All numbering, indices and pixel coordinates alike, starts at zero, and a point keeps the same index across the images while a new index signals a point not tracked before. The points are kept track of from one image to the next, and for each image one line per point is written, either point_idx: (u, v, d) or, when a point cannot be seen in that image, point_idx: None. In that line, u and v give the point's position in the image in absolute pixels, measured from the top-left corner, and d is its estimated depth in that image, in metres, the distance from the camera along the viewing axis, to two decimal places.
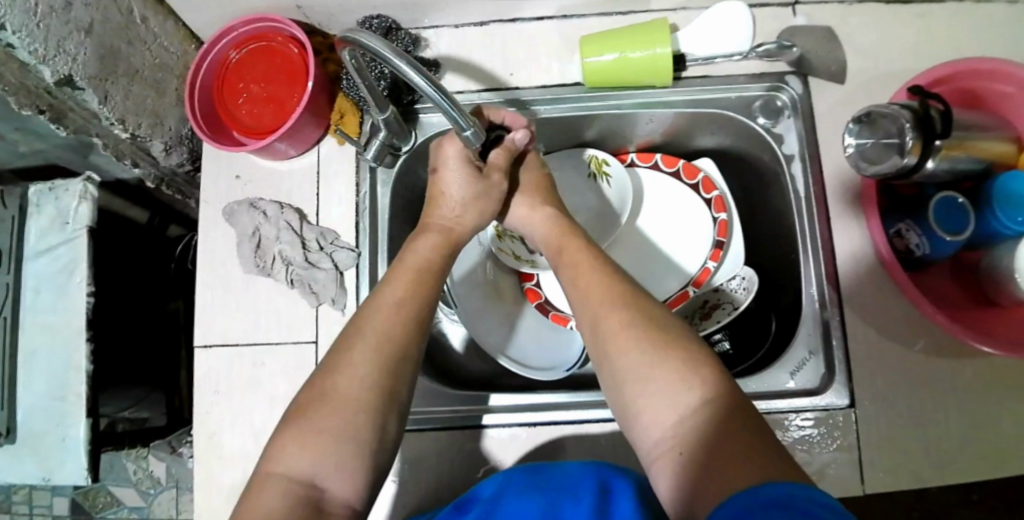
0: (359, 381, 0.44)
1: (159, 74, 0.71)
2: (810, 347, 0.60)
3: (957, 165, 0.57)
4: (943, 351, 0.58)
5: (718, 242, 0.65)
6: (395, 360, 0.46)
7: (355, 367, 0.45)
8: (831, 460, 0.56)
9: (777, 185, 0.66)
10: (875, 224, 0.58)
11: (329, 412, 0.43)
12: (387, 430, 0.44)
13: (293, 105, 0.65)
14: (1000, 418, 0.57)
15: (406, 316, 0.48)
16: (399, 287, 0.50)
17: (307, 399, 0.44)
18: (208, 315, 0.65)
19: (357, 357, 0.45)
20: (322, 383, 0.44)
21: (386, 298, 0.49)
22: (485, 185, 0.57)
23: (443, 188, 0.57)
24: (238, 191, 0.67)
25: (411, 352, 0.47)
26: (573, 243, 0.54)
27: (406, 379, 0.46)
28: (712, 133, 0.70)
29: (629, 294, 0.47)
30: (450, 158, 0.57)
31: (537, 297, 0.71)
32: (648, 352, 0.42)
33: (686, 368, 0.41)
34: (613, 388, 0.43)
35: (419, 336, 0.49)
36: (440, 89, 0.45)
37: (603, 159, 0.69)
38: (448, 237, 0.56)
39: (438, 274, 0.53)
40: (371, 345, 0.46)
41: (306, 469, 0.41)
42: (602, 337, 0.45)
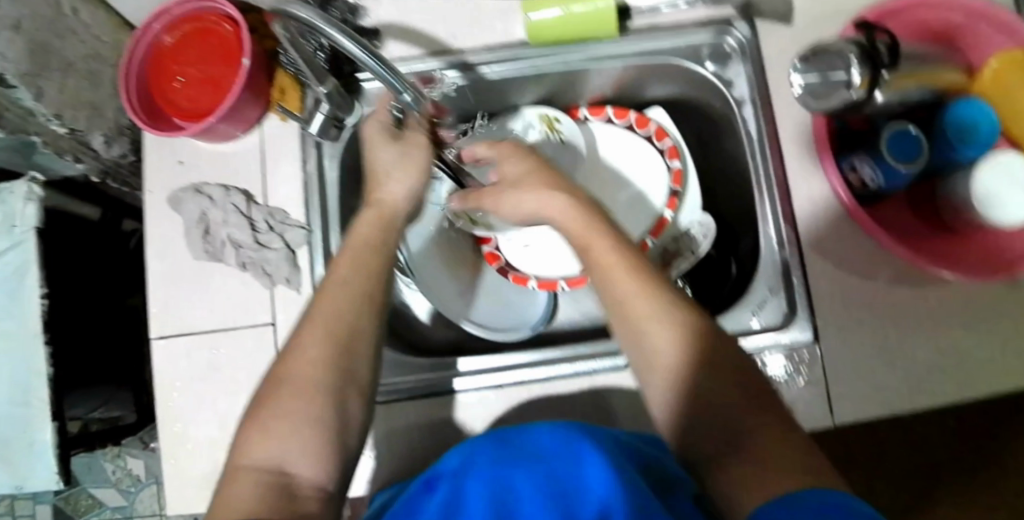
0: (313, 364, 0.44)
1: (93, 64, 0.69)
2: (771, 287, 0.61)
3: (908, 96, 0.57)
4: (904, 281, 0.58)
5: (674, 191, 0.63)
6: (352, 336, 0.46)
7: (310, 349, 0.45)
8: (799, 397, 0.56)
9: (729, 132, 0.66)
10: (830, 167, 0.57)
11: (288, 397, 0.43)
12: (350, 407, 0.44)
13: (231, 84, 0.63)
14: (964, 341, 0.57)
15: (354, 292, 0.48)
16: (345, 265, 0.49)
17: (265, 389, 0.44)
18: (163, 305, 0.63)
19: (310, 339, 0.45)
20: (279, 371, 0.45)
21: (332, 279, 0.49)
22: (404, 146, 0.55)
23: (375, 162, 0.56)
24: (183, 177, 0.65)
25: (365, 327, 0.47)
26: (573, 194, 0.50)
27: (363, 356, 0.46)
28: (663, 84, 0.69)
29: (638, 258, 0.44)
30: (373, 136, 0.56)
31: (497, 260, 0.66)
32: (670, 322, 0.40)
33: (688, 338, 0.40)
34: (628, 346, 0.42)
35: (373, 312, 0.48)
36: (384, 63, 0.46)
37: (554, 116, 0.66)
38: (385, 209, 0.54)
39: (383, 247, 0.52)
40: (321, 326, 0.46)
41: (274, 455, 0.40)
42: (620, 299, 0.43)
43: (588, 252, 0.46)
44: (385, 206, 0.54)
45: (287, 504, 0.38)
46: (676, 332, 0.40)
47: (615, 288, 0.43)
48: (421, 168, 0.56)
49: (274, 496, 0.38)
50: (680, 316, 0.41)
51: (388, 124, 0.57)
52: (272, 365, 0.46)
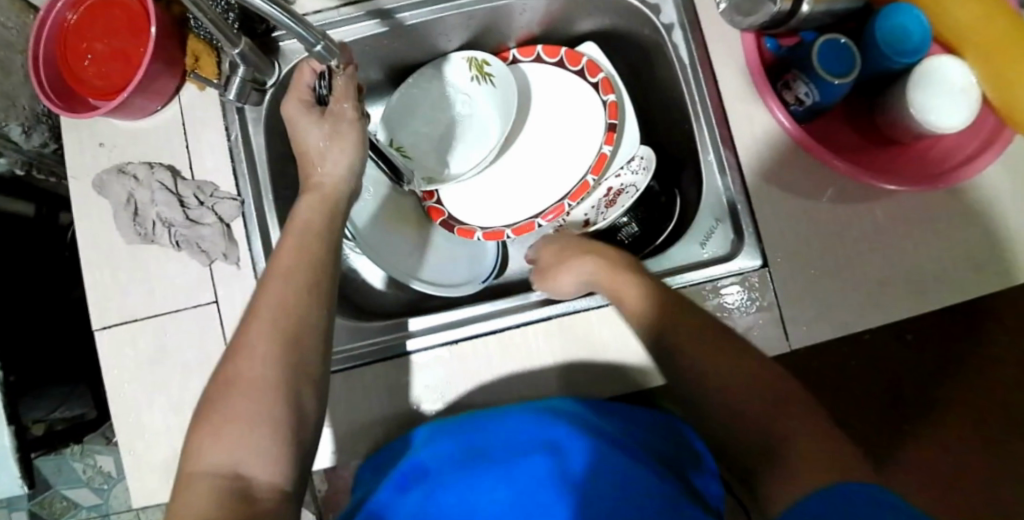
0: (264, 362, 0.42)
1: (1, 52, 0.66)
2: (717, 216, 0.60)
3: (835, 5, 0.55)
4: (847, 196, 0.58)
5: (610, 125, 0.59)
6: (299, 328, 0.45)
7: (255, 346, 0.43)
8: (754, 323, 0.56)
9: (660, 59, 0.63)
10: (772, 100, 0.56)
11: (237, 400, 0.40)
12: (305, 400, 0.43)
13: (142, 56, 0.61)
14: (909, 249, 0.57)
15: (300, 284, 0.46)
16: (289, 257, 0.48)
17: (212, 395, 0.41)
18: (102, 295, 0.62)
19: (255, 335, 0.43)
20: (226, 375, 0.42)
21: (276, 273, 0.47)
22: (332, 120, 0.54)
23: (303, 145, 0.54)
24: (105, 159, 0.63)
25: (313, 320, 0.46)
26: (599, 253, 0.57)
27: (313, 349, 0.45)
28: (592, 15, 0.65)
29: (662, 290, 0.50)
30: (295, 117, 0.55)
31: (440, 215, 0.63)
32: (702, 333, 0.45)
33: (660, 303, 0.48)
34: (664, 357, 0.46)
35: (319, 303, 0.47)
36: (286, 10, 0.42)
37: (482, 59, 0.63)
38: (328, 193, 0.53)
39: (327, 236, 0.50)
40: (267, 325, 0.44)
41: (228, 458, 0.38)
42: (655, 317, 0.47)
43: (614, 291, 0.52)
44: (328, 190, 0.53)
45: (242, 507, 0.36)
46: (645, 299, 0.49)
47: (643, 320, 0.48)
48: (355, 143, 0.54)
49: (229, 500, 0.36)
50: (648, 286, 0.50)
51: (310, 102, 0.55)
52: (217, 368, 0.44)
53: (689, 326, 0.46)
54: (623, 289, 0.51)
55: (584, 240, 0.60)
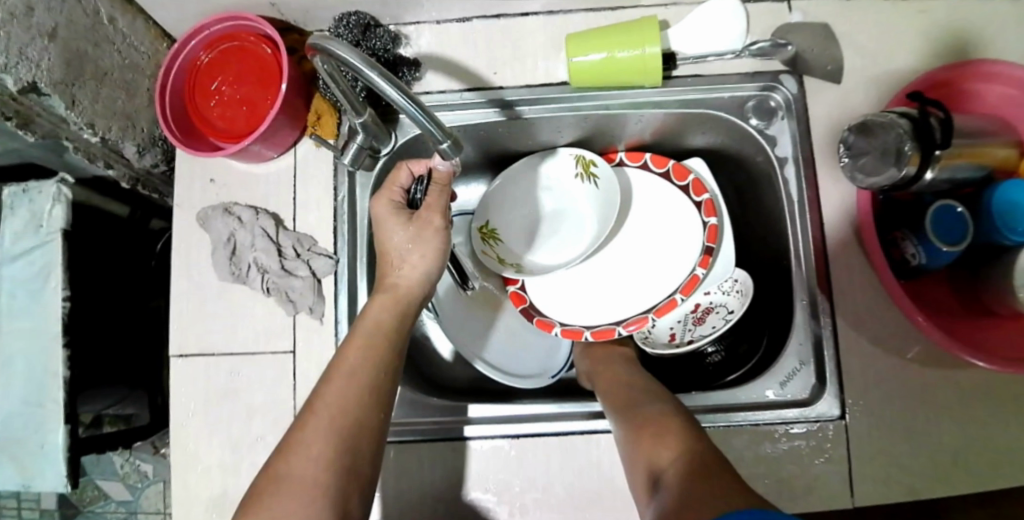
0: (314, 463, 0.41)
1: (130, 75, 0.68)
2: (801, 358, 0.59)
3: (957, 174, 0.55)
4: (935, 361, 0.57)
5: (708, 248, 0.64)
6: (353, 430, 0.44)
7: (309, 444, 0.42)
8: (820, 473, 0.55)
9: (769, 186, 0.65)
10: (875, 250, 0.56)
11: (284, 499, 0.39)
12: (351, 508, 0.41)
13: (267, 109, 0.62)
14: (993, 428, 0.56)
15: (364, 383, 0.46)
16: (355, 354, 0.47)
17: (261, 486, 0.41)
18: (183, 325, 0.63)
19: (309, 433, 0.43)
20: (278, 466, 0.42)
21: (342, 366, 0.47)
22: (416, 225, 0.54)
23: (387, 244, 0.55)
24: (213, 195, 0.65)
25: (369, 422, 0.45)
26: (630, 377, 0.58)
27: (366, 453, 0.44)
28: (704, 133, 0.68)
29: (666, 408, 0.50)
30: (383, 215, 0.55)
31: (523, 302, 0.68)
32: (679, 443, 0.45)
33: (683, 437, 0.45)
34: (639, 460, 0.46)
35: (380, 405, 0.46)
36: (422, 108, 0.43)
37: (590, 159, 0.67)
38: (400, 293, 0.53)
39: (395, 336, 0.50)
40: (325, 421, 0.43)
41: None
42: (639, 425, 0.48)
43: (619, 404, 0.53)
44: (402, 289, 0.53)
45: None
46: (673, 442, 0.45)
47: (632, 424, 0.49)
48: (438, 253, 0.55)
49: None
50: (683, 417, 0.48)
51: (399, 203, 0.56)
52: (268, 460, 0.43)
53: (720, 471, 0.41)
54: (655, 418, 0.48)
55: (624, 362, 0.63)
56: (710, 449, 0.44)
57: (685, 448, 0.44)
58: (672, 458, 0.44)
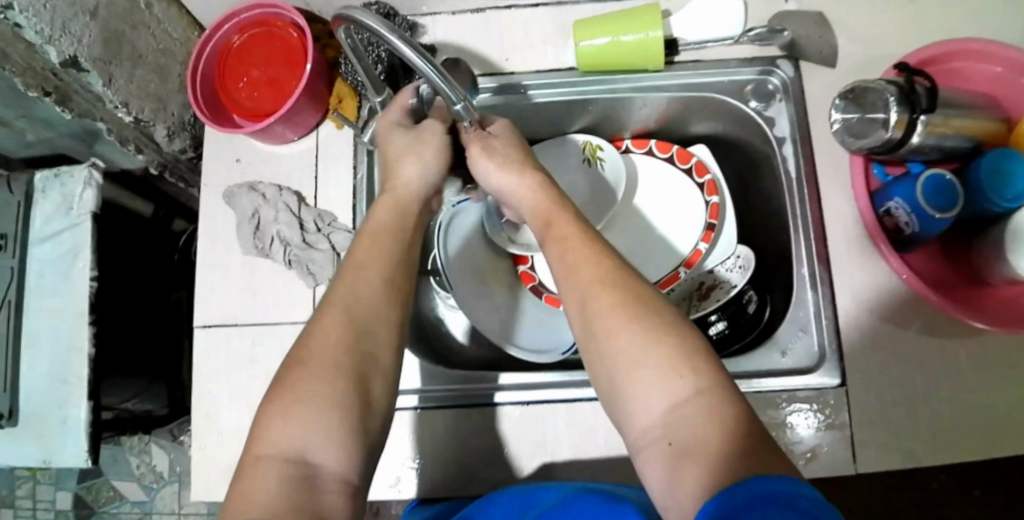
0: (333, 347, 0.43)
1: (163, 60, 0.72)
2: (801, 326, 0.62)
3: (944, 141, 0.58)
4: (934, 329, 0.59)
5: (710, 224, 0.69)
6: (367, 319, 0.45)
7: (328, 333, 0.44)
8: (823, 441, 0.57)
9: (769, 167, 0.69)
10: (886, 246, 0.57)
11: (307, 379, 0.41)
12: (370, 391, 0.43)
13: (292, 88, 0.65)
14: (990, 393, 0.57)
15: (374, 277, 0.48)
16: (364, 257, 0.49)
17: (286, 371, 0.43)
18: (208, 297, 0.66)
19: (326, 324, 0.44)
20: (300, 352, 0.43)
21: (354, 263, 0.49)
22: (417, 131, 0.56)
23: (389, 151, 0.57)
24: (239, 174, 0.69)
25: (384, 311, 0.47)
26: (560, 218, 0.47)
27: (384, 337, 0.46)
28: (705, 120, 0.72)
29: (619, 273, 0.41)
30: (386, 130, 0.58)
31: (532, 279, 0.76)
32: (643, 336, 0.37)
33: (645, 324, 0.38)
34: (595, 360, 0.39)
35: (393, 298, 0.48)
36: (437, 69, 0.46)
37: (597, 144, 0.72)
38: (398, 196, 0.54)
39: (400, 235, 0.52)
40: (340, 312, 0.45)
41: (294, 442, 0.38)
42: (591, 314, 0.40)
43: (561, 268, 0.44)
44: (398, 192, 0.54)
45: (308, 496, 0.36)
46: (636, 329, 0.38)
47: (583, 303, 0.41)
48: (434, 155, 0.56)
49: (295, 485, 0.36)
50: (674, 336, 0.37)
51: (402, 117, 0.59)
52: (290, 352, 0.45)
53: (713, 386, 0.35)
54: (629, 359, 0.37)
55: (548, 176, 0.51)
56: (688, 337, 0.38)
57: (651, 338, 0.37)
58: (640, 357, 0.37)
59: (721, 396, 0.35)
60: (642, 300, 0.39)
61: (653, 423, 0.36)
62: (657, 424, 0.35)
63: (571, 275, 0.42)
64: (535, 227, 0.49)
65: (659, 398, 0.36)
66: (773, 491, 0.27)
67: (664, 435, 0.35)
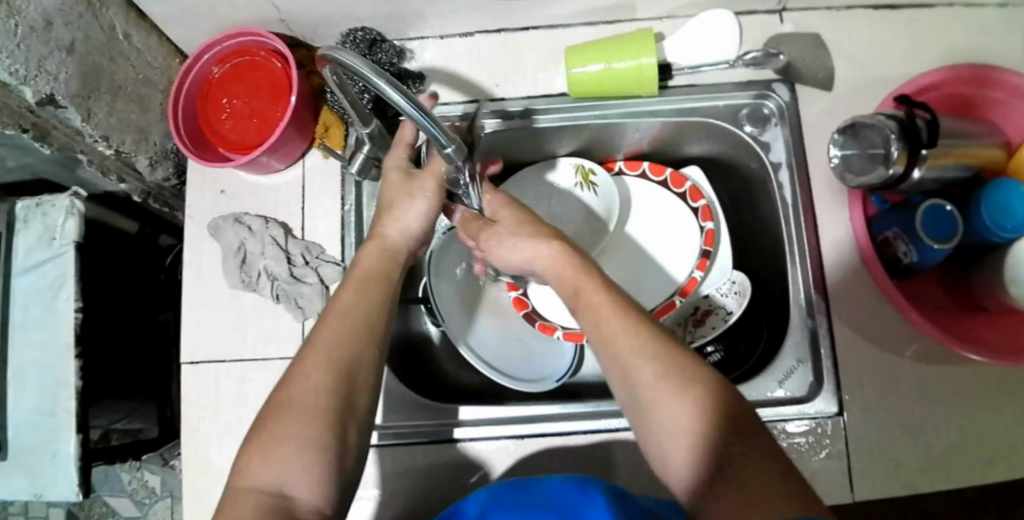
0: (312, 387, 0.42)
1: (143, 89, 0.70)
2: (799, 356, 0.61)
3: (945, 173, 0.57)
4: (933, 359, 0.58)
5: (705, 251, 0.67)
6: (351, 360, 0.44)
7: (310, 374, 0.43)
8: (821, 469, 0.56)
9: (765, 192, 0.67)
10: (860, 224, 0.59)
11: (286, 423, 0.40)
12: (350, 432, 0.42)
13: (277, 120, 0.64)
14: (993, 423, 0.57)
15: (359, 321, 0.46)
16: (350, 297, 0.48)
17: (266, 414, 0.42)
18: (195, 332, 0.64)
19: (309, 365, 0.43)
20: (281, 395, 0.43)
21: (336, 307, 0.47)
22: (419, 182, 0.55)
23: (391, 199, 0.55)
24: (224, 205, 0.67)
25: (367, 356, 0.45)
26: (591, 284, 0.48)
27: (365, 386, 0.44)
28: (700, 141, 0.71)
29: (658, 341, 0.43)
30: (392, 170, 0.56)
31: (525, 306, 0.72)
32: (692, 405, 0.39)
33: (694, 392, 0.39)
34: (648, 434, 0.41)
35: (375, 341, 0.46)
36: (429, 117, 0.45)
37: (589, 168, 0.70)
38: (386, 243, 0.54)
39: (386, 280, 0.51)
40: (323, 355, 0.44)
41: (274, 479, 0.39)
42: (636, 388, 0.41)
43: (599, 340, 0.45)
44: (386, 239, 0.54)
45: None
46: (686, 396, 0.39)
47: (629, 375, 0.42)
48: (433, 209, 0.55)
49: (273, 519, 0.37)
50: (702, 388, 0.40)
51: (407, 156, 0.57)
52: (272, 391, 0.44)
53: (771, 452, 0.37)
54: (681, 431, 0.39)
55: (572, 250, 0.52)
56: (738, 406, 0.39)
57: (703, 408, 0.39)
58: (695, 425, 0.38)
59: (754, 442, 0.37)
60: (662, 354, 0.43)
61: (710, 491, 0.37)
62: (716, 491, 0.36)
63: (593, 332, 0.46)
64: (567, 298, 0.50)
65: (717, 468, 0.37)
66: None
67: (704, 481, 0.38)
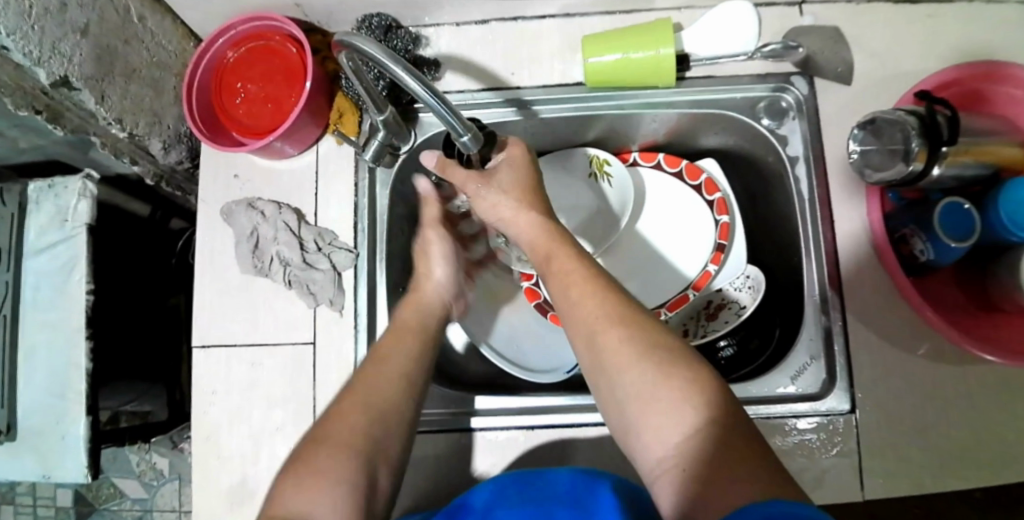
0: (351, 427, 0.45)
1: (157, 72, 0.70)
2: (811, 353, 0.60)
3: (964, 171, 0.57)
4: (947, 357, 0.58)
5: (720, 245, 0.67)
6: (389, 407, 0.48)
7: (348, 415, 0.46)
8: (831, 465, 0.56)
9: (780, 186, 0.67)
10: (879, 230, 0.58)
11: (323, 456, 0.43)
12: (379, 478, 0.44)
13: (291, 106, 0.64)
14: (1006, 424, 0.56)
15: (397, 373, 0.50)
16: (390, 352, 0.52)
17: (304, 447, 0.44)
18: (207, 316, 0.64)
19: (348, 407, 0.47)
20: (319, 431, 0.45)
21: (379, 358, 0.52)
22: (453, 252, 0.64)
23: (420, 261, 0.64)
24: (237, 190, 0.67)
25: (403, 407, 0.48)
26: (563, 251, 0.51)
27: (398, 432, 0.47)
28: (717, 133, 0.70)
29: (623, 308, 0.45)
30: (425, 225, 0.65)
31: (536, 297, 0.73)
32: (651, 370, 0.41)
33: (654, 357, 0.42)
34: (609, 397, 0.43)
35: (412, 392, 0.50)
36: (446, 105, 0.47)
37: (604, 159, 0.71)
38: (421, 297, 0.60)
39: (424, 336, 0.56)
40: (361, 400, 0.47)
41: (305, 505, 0.39)
42: (600, 354, 0.44)
43: (568, 306, 0.48)
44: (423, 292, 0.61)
45: None
46: (646, 361, 0.41)
47: (592, 340, 0.45)
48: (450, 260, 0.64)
49: None
50: (688, 372, 0.40)
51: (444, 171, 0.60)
52: (308, 431, 0.46)
53: (728, 413, 0.39)
54: (641, 393, 0.41)
55: (545, 221, 0.55)
56: (702, 369, 0.41)
57: (662, 372, 0.41)
58: (654, 387, 0.40)
59: (734, 437, 0.37)
60: (649, 338, 0.43)
61: (668, 454, 0.39)
62: (674, 453, 0.38)
63: (580, 310, 0.47)
64: (539, 264, 0.53)
65: (673, 430, 0.39)
66: (791, 510, 0.29)
67: (670, 464, 0.39)
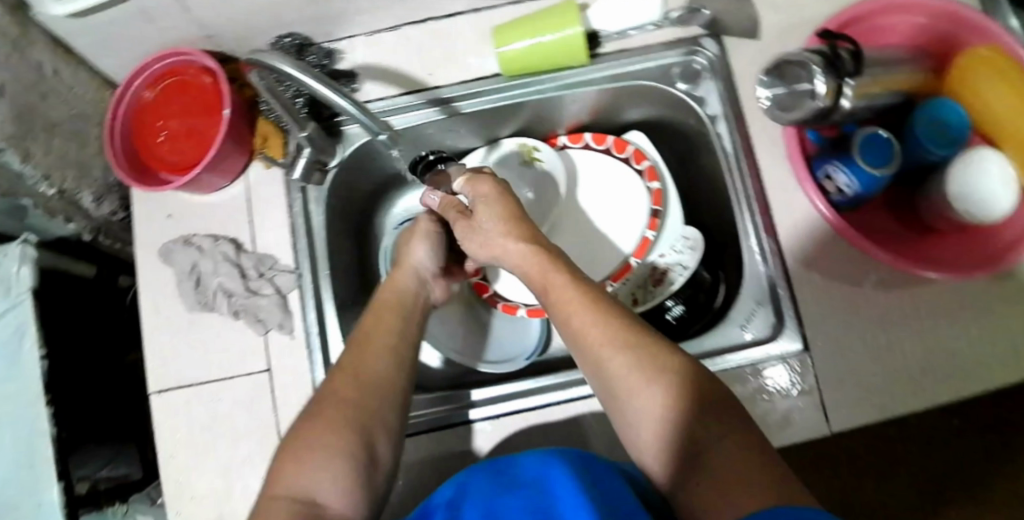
0: (341, 405, 0.45)
1: (78, 124, 0.70)
2: (757, 299, 0.62)
3: (874, 100, 0.59)
4: (892, 284, 0.59)
5: (654, 211, 0.69)
6: (381, 380, 0.48)
7: (344, 394, 0.46)
8: (796, 406, 0.56)
9: (706, 146, 0.68)
10: (804, 174, 0.59)
11: (318, 435, 0.44)
12: (379, 448, 0.45)
13: (213, 136, 0.64)
14: (962, 340, 0.57)
15: (383, 346, 0.50)
16: (376, 328, 0.52)
17: (300, 428, 0.45)
18: (159, 360, 0.64)
19: (342, 387, 0.47)
20: (313, 412, 0.46)
21: (366, 334, 0.51)
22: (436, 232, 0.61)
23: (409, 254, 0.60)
24: (172, 230, 0.66)
25: (396, 378, 0.49)
26: (560, 277, 0.49)
27: (394, 402, 0.47)
28: (638, 106, 0.72)
29: (626, 330, 0.44)
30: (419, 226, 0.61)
31: (487, 290, 0.75)
32: (660, 393, 0.40)
33: (662, 379, 0.41)
34: (622, 419, 0.43)
35: (402, 360, 0.50)
36: (361, 109, 0.52)
37: (532, 146, 0.72)
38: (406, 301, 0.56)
39: (411, 309, 0.56)
40: (351, 379, 0.47)
41: (304, 486, 0.41)
42: (608, 378, 0.43)
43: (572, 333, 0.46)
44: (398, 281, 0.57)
45: None
46: (655, 384, 0.41)
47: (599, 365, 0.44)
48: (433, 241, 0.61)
49: None
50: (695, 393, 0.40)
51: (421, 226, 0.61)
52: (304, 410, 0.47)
53: (738, 428, 0.38)
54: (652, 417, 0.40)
55: (541, 246, 0.52)
56: (711, 390, 0.40)
57: (671, 395, 0.40)
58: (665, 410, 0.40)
59: (743, 449, 0.37)
60: (656, 358, 0.42)
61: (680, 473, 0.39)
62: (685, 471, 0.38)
63: (582, 333, 0.45)
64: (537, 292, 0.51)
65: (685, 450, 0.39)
66: None
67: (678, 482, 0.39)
